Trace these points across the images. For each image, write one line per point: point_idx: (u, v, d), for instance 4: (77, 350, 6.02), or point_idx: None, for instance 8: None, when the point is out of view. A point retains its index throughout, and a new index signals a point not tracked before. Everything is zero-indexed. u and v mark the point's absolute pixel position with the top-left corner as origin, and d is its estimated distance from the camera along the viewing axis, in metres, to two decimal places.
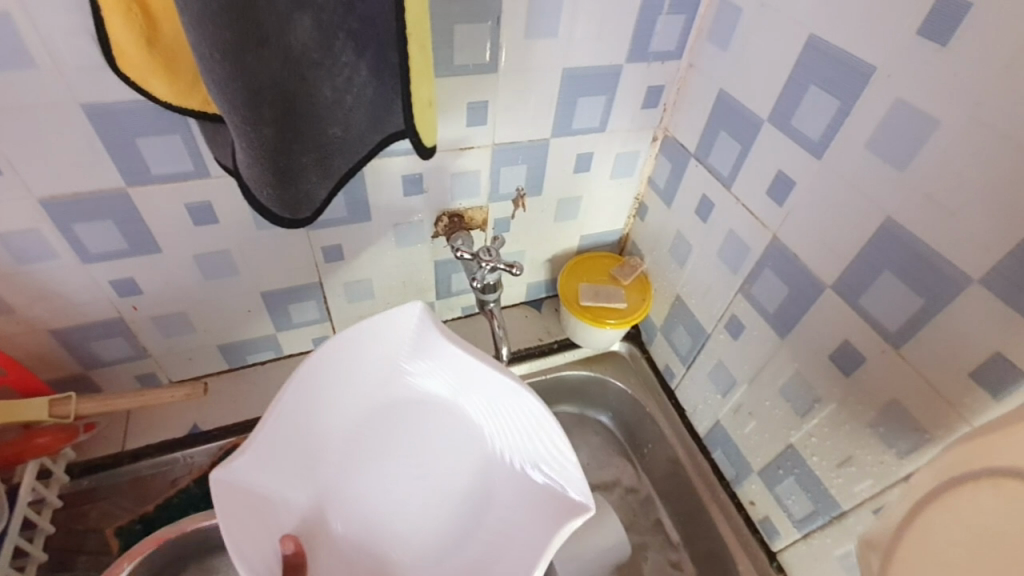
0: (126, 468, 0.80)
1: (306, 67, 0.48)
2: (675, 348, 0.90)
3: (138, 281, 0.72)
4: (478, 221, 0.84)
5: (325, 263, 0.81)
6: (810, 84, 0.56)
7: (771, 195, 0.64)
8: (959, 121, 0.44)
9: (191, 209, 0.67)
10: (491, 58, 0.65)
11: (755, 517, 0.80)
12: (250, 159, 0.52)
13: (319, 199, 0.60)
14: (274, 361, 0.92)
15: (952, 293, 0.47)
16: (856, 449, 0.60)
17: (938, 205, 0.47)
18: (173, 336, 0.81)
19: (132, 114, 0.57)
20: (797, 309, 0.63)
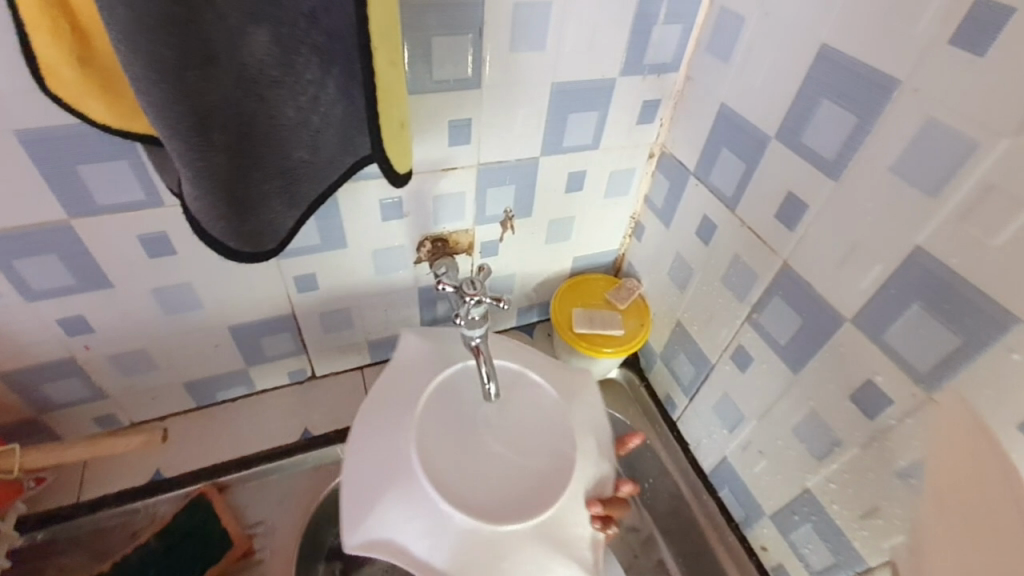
0: (82, 520, 0.73)
1: (263, 85, 0.43)
2: (677, 377, 0.84)
3: (89, 319, 0.66)
4: (464, 245, 0.79)
5: (298, 293, 0.75)
6: (823, 98, 0.51)
7: (780, 219, 0.58)
8: (1000, 141, 0.39)
9: (144, 240, 0.61)
10: (474, 73, 0.60)
11: (768, 564, 0.74)
12: (198, 190, 0.45)
13: (285, 229, 0.54)
14: (246, 398, 0.86)
15: (995, 336, 0.42)
16: (883, 501, 0.54)
17: (975, 235, 0.42)
18: (133, 375, 0.75)
19: (70, 140, 0.51)
20: (812, 342, 0.58)
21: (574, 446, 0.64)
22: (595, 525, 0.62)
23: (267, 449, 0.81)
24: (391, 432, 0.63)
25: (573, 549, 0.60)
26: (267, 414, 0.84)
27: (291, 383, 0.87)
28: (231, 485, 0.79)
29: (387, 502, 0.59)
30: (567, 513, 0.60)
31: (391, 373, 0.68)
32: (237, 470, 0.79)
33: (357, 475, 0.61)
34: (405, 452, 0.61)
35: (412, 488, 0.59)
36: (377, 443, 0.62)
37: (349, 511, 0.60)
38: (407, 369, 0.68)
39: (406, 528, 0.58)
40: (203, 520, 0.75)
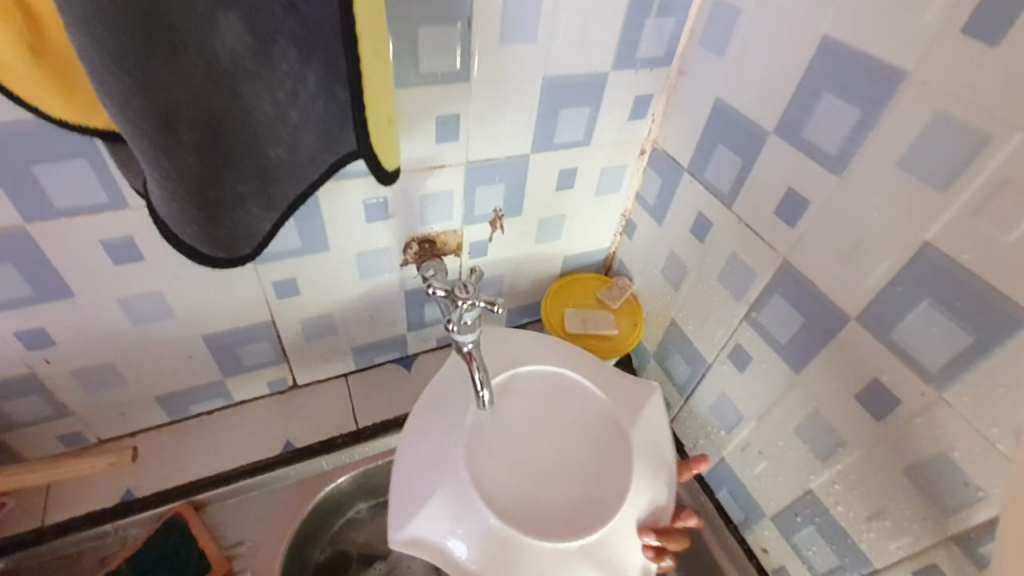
0: (46, 547, 0.68)
1: (235, 78, 0.39)
2: (672, 377, 0.83)
3: (50, 332, 0.61)
4: (452, 246, 0.76)
5: (278, 299, 0.71)
6: (824, 91, 0.49)
7: (780, 216, 0.57)
8: (1015, 135, 0.38)
9: (109, 246, 0.57)
10: (462, 66, 0.57)
11: (769, 566, 0.72)
12: (166, 190, 0.41)
13: (263, 233, 0.50)
14: (223, 410, 0.81)
15: (1008, 334, 0.41)
16: (889, 502, 0.53)
17: (988, 231, 0.40)
18: (100, 390, 0.70)
19: (23, 138, 0.47)
20: (814, 341, 0.57)
21: (632, 463, 0.62)
22: (646, 555, 0.58)
23: (247, 463, 0.77)
24: (441, 431, 0.62)
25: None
26: (246, 426, 0.80)
27: (271, 393, 0.83)
28: (208, 504, 0.75)
29: (432, 501, 0.58)
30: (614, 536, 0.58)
31: (446, 374, 0.67)
32: (215, 488, 0.74)
33: (404, 471, 0.60)
34: (455, 456, 0.60)
35: (458, 489, 0.58)
36: (428, 440, 0.62)
37: (394, 510, 0.59)
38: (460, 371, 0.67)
39: (450, 528, 0.57)
40: (177, 543, 0.70)
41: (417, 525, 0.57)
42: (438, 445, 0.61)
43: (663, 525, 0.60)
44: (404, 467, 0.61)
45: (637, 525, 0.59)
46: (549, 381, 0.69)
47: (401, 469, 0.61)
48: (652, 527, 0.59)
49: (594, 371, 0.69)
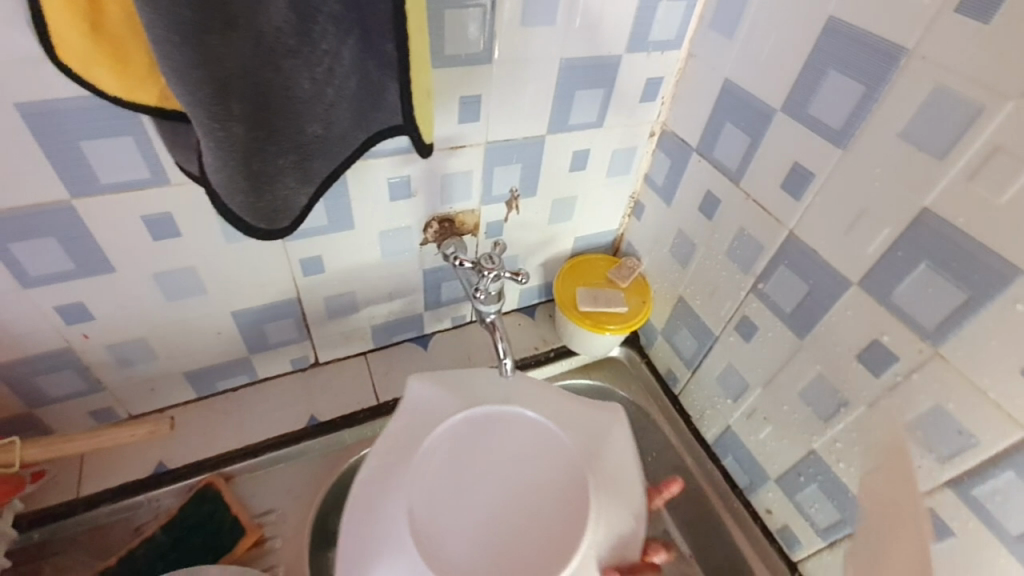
0: (82, 517, 0.71)
1: (279, 54, 0.41)
2: (678, 351, 0.86)
3: (89, 307, 0.64)
4: (469, 226, 0.79)
5: (304, 277, 0.73)
6: (829, 69, 0.53)
7: (786, 189, 0.60)
8: (1006, 103, 0.41)
9: (149, 222, 0.59)
10: (485, 48, 0.60)
11: (773, 527, 0.76)
12: (218, 161, 0.43)
13: (299, 207, 0.52)
14: (247, 387, 0.84)
15: (999, 288, 0.45)
16: (889, 455, 0.57)
17: (981, 194, 0.44)
18: (133, 365, 0.72)
19: (74, 114, 0.49)
20: (818, 308, 0.60)
21: (588, 506, 0.62)
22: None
23: (274, 436, 0.80)
24: (393, 501, 0.62)
25: None
26: (270, 402, 0.83)
27: (294, 371, 0.86)
28: (237, 475, 0.77)
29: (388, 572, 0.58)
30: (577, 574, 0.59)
31: (394, 435, 0.66)
32: (243, 459, 0.77)
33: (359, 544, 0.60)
34: (401, 522, 0.60)
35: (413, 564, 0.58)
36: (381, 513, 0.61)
37: None
38: (417, 417, 0.68)
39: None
40: (210, 511, 0.73)
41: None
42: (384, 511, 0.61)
43: (628, 565, 0.61)
44: (349, 538, 0.60)
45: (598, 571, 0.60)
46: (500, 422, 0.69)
47: (346, 541, 0.60)
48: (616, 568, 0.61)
49: (549, 411, 0.70)
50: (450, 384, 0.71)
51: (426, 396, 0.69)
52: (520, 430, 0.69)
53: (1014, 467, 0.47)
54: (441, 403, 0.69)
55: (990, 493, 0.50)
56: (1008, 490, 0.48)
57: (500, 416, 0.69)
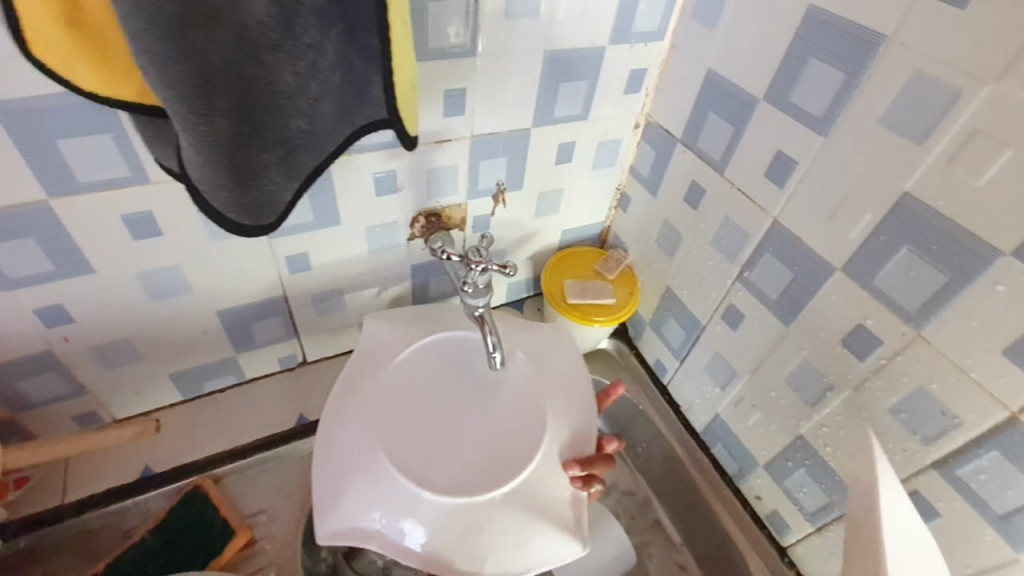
0: (69, 523, 0.70)
1: (263, 49, 0.40)
2: (667, 341, 0.86)
3: (69, 308, 0.63)
4: (456, 220, 0.78)
5: (290, 274, 0.73)
6: (811, 57, 0.53)
7: (769, 178, 0.61)
8: (985, 87, 0.42)
9: (129, 221, 0.58)
10: (469, 39, 0.59)
11: (762, 512, 0.78)
12: (200, 157, 0.42)
13: (284, 203, 0.51)
14: (234, 387, 0.83)
15: (980, 269, 0.46)
16: (875, 437, 0.58)
17: (961, 177, 0.45)
18: (117, 367, 0.71)
19: (50, 111, 0.48)
20: (803, 295, 0.61)
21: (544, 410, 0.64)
22: (574, 485, 0.61)
23: (262, 437, 0.79)
24: (357, 425, 0.62)
25: (554, 510, 0.59)
26: (258, 403, 0.82)
27: (282, 370, 0.85)
28: (225, 476, 0.77)
29: (359, 488, 0.58)
30: (542, 473, 0.60)
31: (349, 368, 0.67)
32: (232, 461, 0.77)
33: (326, 470, 0.60)
34: (367, 440, 0.60)
35: (384, 477, 0.58)
36: (345, 439, 0.61)
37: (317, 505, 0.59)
38: (375, 352, 0.68)
39: (384, 511, 0.57)
40: (200, 513, 0.72)
41: (350, 516, 0.57)
42: (346, 432, 0.62)
43: (587, 456, 0.62)
44: (316, 457, 0.61)
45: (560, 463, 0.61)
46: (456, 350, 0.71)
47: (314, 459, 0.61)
48: (576, 460, 0.62)
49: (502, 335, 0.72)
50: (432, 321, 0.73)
51: (385, 335, 0.70)
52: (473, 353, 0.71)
53: (997, 446, 0.48)
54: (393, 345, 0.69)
55: (975, 472, 0.51)
56: (992, 468, 0.49)
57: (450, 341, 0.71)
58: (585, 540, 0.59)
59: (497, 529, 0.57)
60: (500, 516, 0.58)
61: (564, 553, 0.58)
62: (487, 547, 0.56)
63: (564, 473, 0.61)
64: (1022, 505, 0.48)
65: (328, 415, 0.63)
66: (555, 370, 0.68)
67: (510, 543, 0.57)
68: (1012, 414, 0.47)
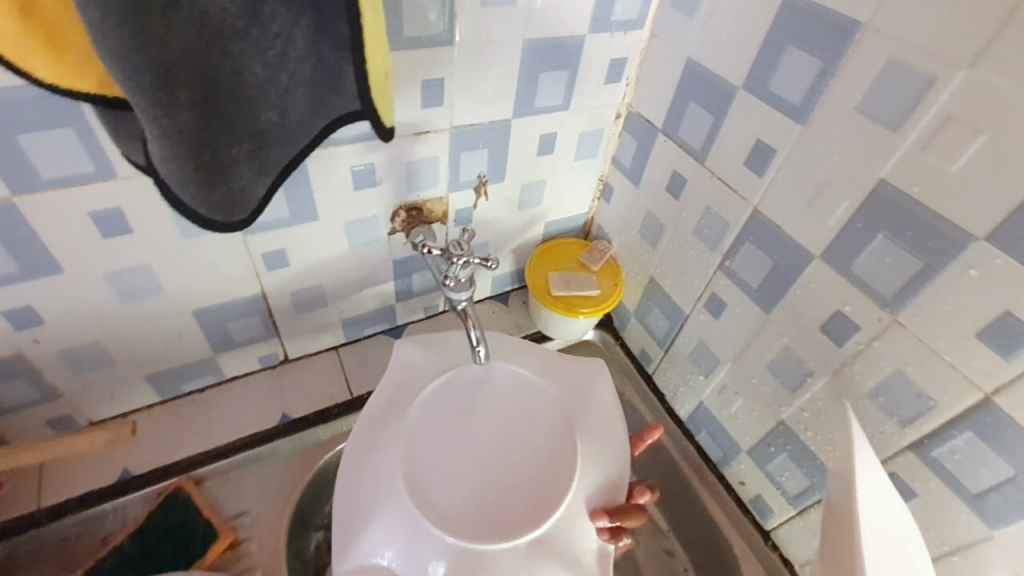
0: (44, 531, 0.68)
1: (228, 37, 0.39)
2: (651, 331, 0.87)
3: (37, 311, 0.61)
4: (438, 214, 0.77)
5: (268, 272, 0.71)
6: (788, 45, 0.53)
7: (749, 167, 0.61)
8: (957, 73, 0.42)
9: (97, 218, 0.56)
10: (445, 29, 0.58)
11: (746, 497, 0.79)
12: (165, 151, 0.41)
13: (258, 198, 0.50)
14: (214, 387, 0.82)
15: (954, 254, 0.46)
16: (854, 421, 0.59)
17: (935, 163, 0.45)
18: (90, 370, 0.69)
19: (7, 104, 0.46)
20: (783, 283, 0.62)
21: (576, 452, 0.62)
22: (601, 537, 0.59)
23: (244, 437, 0.78)
24: (383, 456, 0.61)
25: (573, 559, 0.58)
26: (239, 403, 0.81)
27: (263, 369, 0.84)
28: (207, 478, 0.75)
29: (380, 525, 0.57)
30: (567, 519, 0.59)
31: (380, 395, 0.66)
32: (213, 463, 0.75)
33: (348, 507, 0.59)
34: (391, 477, 0.59)
35: (406, 513, 0.57)
36: (371, 470, 0.60)
37: (336, 540, 0.58)
38: (401, 381, 0.67)
39: (403, 551, 0.57)
40: (180, 516, 0.71)
41: (368, 551, 0.57)
42: (371, 467, 0.60)
43: (617, 507, 0.60)
44: (339, 493, 0.60)
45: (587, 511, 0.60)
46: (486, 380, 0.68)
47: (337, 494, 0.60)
48: (604, 510, 0.60)
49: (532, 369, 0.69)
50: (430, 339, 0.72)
51: (409, 363, 0.68)
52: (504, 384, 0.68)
53: (972, 427, 0.50)
54: (421, 372, 0.68)
55: (950, 452, 0.52)
56: (966, 448, 0.51)
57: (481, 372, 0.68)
58: None
59: None
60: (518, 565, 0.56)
61: None
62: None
63: (593, 524, 0.59)
64: (995, 483, 0.50)
65: (353, 449, 0.62)
66: (587, 409, 0.66)
67: None
68: (986, 395, 0.48)
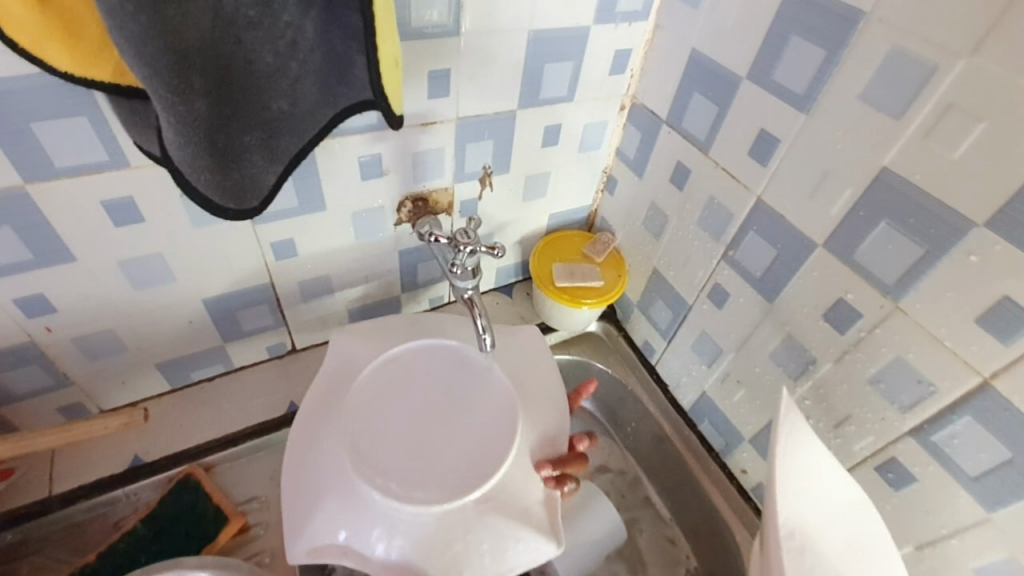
0: (57, 515, 0.69)
1: (240, 26, 0.39)
2: (654, 322, 0.88)
3: (51, 298, 0.62)
4: (444, 205, 0.78)
5: (276, 261, 0.72)
6: (792, 34, 0.54)
7: (753, 156, 0.62)
8: (959, 61, 0.43)
9: (109, 207, 0.57)
10: (452, 20, 0.59)
11: (748, 485, 0.80)
12: (181, 138, 0.42)
13: (269, 185, 0.50)
14: (223, 377, 0.83)
15: (954, 240, 0.47)
16: (855, 409, 0.60)
17: (936, 151, 0.46)
18: (101, 358, 0.70)
19: (23, 93, 0.47)
20: (786, 272, 0.62)
21: (516, 415, 0.64)
22: (548, 485, 0.63)
23: (252, 425, 0.79)
24: (328, 440, 0.62)
25: (527, 509, 0.60)
26: (247, 392, 0.82)
27: (271, 358, 0.85)
28: (216, 465, 0.76)
29: (330, 504, 0.59)
30: (515, 479, 0.61)
31: (320, 381, 0.67)
32: (222, 450, 0.76)
33: (299, 488, 0.61)
34: (335, 458, 0.61)
35: (354, 493, 0.59)
36: (320, 453, 0.62)
37: (290, 522, 0.59)
38: (346, 361, 0.68)
39: (352, 526, 0.58)
40: (191, 502, 0.72)
41: (322, 532, 0.58)
42: (317, 450, 0.62)
43: (559, 457, 0.65)
44: (288, 473, 0.62)
45: (531, 464, 0.63)
46: (426, 357, 0.70)
47: (286, 476, 0.62)
48: (548, 461, 0.64)
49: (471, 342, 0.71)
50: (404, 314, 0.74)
51: (356, 340, 0.70)
52: (443, 360, 0.70)
53: (971, 412, 0.50)
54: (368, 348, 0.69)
55: (949, 438, 0.53)
56: (966, 433, 0.51)
57: (421, 350, 0.70)
58: (559, 540, 0.59)
59: (469, 539, 0.57)
60: (473, 526, 0.58)
61: (535, 556, 0.58)
62: (460, 560, 0.57)
63: (537, 472, 0.62)
64: (994, 467, 0.50)
65: (299, 432, 0.64)
66: (526, 377, 0.69)
67: (477, 548, 0.57)
68: (985, 379, 0.48)
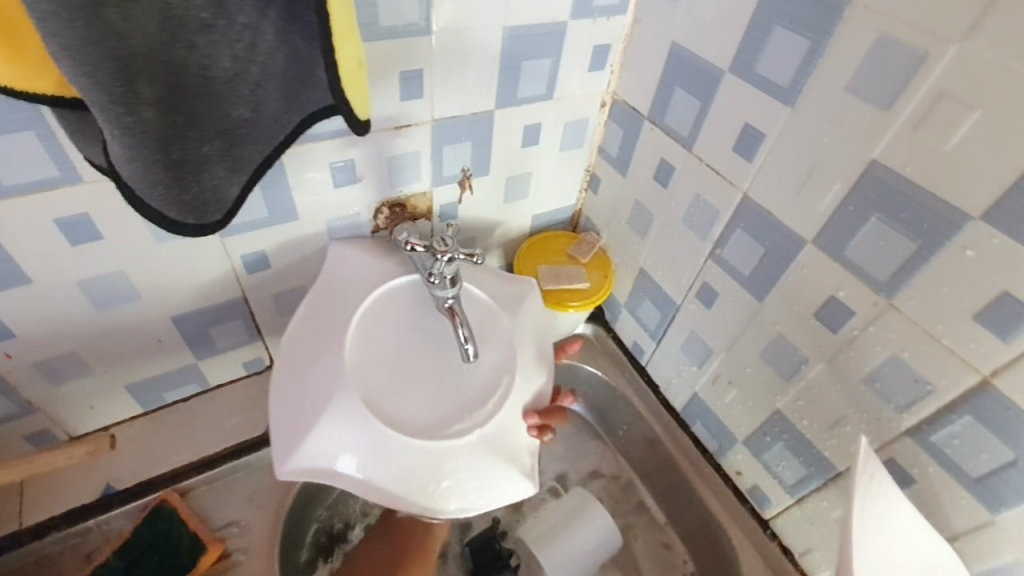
0: (26, 549, 0.66)
1: (192, 29, 0.36)
2: (643, 324, 0.86)
3: (7, 324, 0.58)
4: (422, 210, 0.76)
5: (247, 274, 0.69)
6: (775, 24, 0.52)
7: (738, 152, 0.60)
8: (951, 47, 0.41)
9: (64, 225, 0.54)
10: (421, 17, 0.56)
11: (743, 488, 0.78)
12: (129, 151, 0.39)
13: (231, 199, 0.47)
14: (199, 396, 0.79)
15: (950, 234, 0.45)
16: (850, 410, 0.59)
17: (928, 142, 0.44)
18: (66, 382, 0.67)
19: None
20: (775, 270, 0.60)
21: (516, 357, 0.64)
22: (532, 434, 0.62)
23: (231, 446, 0.76)
24: (324, 363, 0.60)
25: (514, 457, 0.60)
26: (224, 411, 0.79)
27: (248, 374, 0.82)
28: (193, 488, 0.73)
29: (324, 425, 0.57)
30: (508, 434, 0.60)
31: (314, 305, 0.65)
32: (200, 472, 0.73)
33: (291, 409, 0.59)
34: (331, 380, 0.59)
35: (353, 418, 0.57)
36: (312, 376, 0.60)
37: (281, 443, 0.58)
38: (336, 290, 0.66)
39: (347, 450, 0.57)
40: (166, 530, 0.69)
41: (317, 454, 0.57)
42: (311, 373, 0.60)
43: (544, 408, 0.64)
44: (281, 395, 0.60)
45: (523, 410, 0.62)
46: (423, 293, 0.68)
47: (279, 397, 0.60)
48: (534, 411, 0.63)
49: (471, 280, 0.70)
50: (390, 250, 0.71)
51: (348, 270, 0.68)
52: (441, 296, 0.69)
53: (971, 411, 0.49)
54: (360, 286, 0.67)
55: (949, 437, 0.51)
56: (965, 433, 0.50)
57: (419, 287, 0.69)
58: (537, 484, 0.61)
59: (462, 475, 0.58)
60: (467, 459, 0.58)
61: (518, 495, 0.60)
62: (448, 492, 0.58)
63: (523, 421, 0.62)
64: (996, 467, 0.49)
65: (291, 355, 0.61)
66: (529, 318, 0.68)
67: (467, 483, 0.58)
68: (984, 377, 0.47)
